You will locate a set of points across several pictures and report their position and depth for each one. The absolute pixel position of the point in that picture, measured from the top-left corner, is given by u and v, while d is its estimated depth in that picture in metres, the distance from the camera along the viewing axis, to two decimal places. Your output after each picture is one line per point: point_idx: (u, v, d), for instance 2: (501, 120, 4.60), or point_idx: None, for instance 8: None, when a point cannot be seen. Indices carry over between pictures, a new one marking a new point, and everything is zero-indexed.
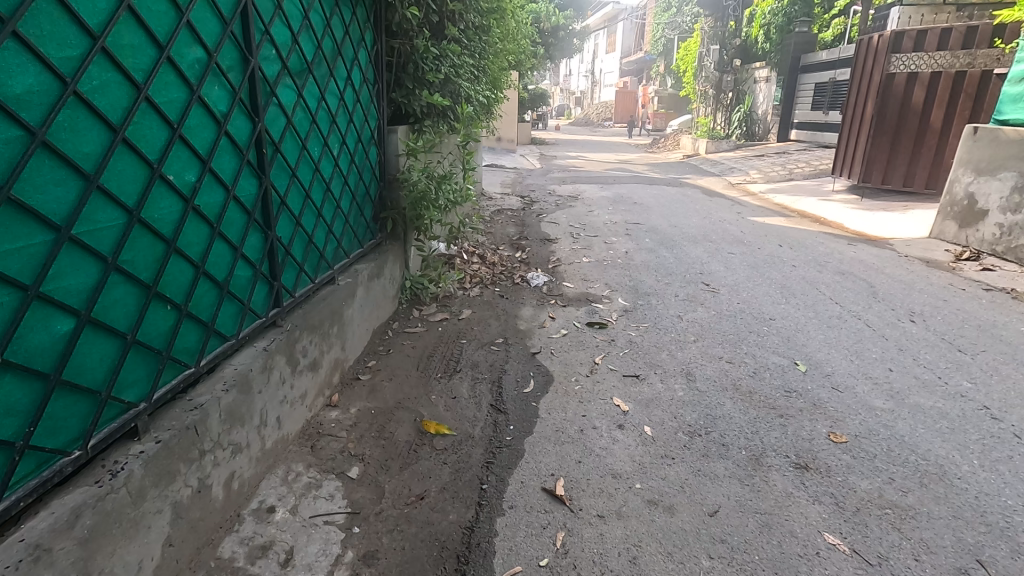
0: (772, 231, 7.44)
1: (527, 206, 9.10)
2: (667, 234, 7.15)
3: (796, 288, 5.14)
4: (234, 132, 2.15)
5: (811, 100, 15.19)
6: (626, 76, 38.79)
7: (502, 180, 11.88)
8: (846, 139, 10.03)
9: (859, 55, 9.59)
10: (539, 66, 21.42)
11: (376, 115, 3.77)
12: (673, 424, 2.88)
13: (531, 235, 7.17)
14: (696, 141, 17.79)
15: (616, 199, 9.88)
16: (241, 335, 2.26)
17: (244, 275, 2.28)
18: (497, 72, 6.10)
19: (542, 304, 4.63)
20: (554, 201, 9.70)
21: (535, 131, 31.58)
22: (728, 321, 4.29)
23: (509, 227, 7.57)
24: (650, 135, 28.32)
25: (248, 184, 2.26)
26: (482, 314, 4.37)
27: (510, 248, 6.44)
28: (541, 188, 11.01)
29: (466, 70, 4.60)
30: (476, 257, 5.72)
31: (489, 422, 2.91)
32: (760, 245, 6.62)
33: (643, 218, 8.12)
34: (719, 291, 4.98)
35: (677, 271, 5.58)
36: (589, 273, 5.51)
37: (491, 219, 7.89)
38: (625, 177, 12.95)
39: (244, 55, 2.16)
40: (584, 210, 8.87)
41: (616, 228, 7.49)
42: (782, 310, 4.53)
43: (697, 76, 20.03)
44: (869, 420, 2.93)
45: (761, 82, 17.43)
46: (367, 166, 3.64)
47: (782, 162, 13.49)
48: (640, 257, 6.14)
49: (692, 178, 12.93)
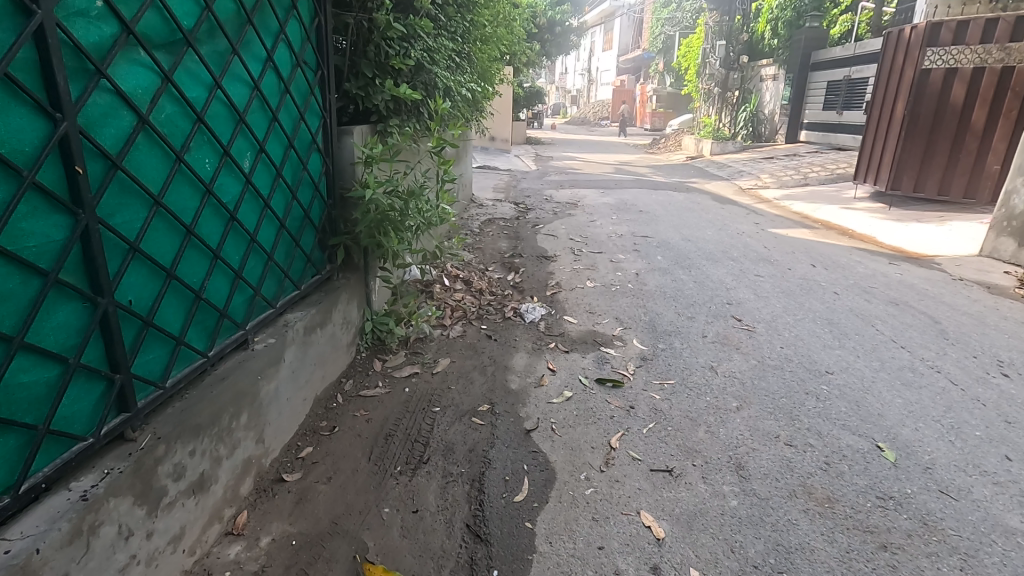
0: (799, 247, 6.56)
1: (521, 215, 8.19)
2: (682, 251, 6.25)
3: (846, 324, 4.24)
4: (5, 137, 1.24)
5: (824, 99, 14.31)
6: (624, 75, 37.89)
7: (496, 183, 10.97)
8: (871, 142, 9.16)
9: (887, 49, 8.71)
10: (534, 63, 20.52)
11: (319, 111, 2.84)
12: (731, 565, 2.00)
13: (525, 250, 6.26)
14: (699, 143, 16.92)
15: (618, 206, 8.98)
16: (21, 486, 1.32)
17: (37, 379, 1.35)
18: (485, 63, 5.18)
19: (540, 351, 3.70)
20: (551, 208, 8.79)
21: (531, 130, 30.67)
22: (774, 375, 3.39)
23: (501, 240, 6.65)
24: (649, 135, 27.45)
25: (43, 227, 1.34)
26: (464, 367, 3.44)
27: (501, 269, 5.51)
28: (537, 193, 10.11)
29: (445, 56, 3.67)
30: (459, 282, 4.79)
31: (462, 562, 2.01)
32: (790, 265, 5.73)
33: (651, 230, 7.23)
34: (755, 330, 4.08)
35: (699, 300, 4.68)
36: (596, 302, 4.62)
37: (480, 231, 6.96)
38: (627, 181, 12.07)
39: (23, 5, 1.25)
40: (585, 219, 7.96)
41: (622, 243, 6.58)
42: (838, 357, 3.63)
43: (700, 74, 19.17)
44: (1011, 557, 2.04)
45: (768, 80, 16.59)
46: (304, 181, 2.71)
47: (795, 165, 12.61)
48: (653, 280, 5.24)
49: (699, 181, 12.06)
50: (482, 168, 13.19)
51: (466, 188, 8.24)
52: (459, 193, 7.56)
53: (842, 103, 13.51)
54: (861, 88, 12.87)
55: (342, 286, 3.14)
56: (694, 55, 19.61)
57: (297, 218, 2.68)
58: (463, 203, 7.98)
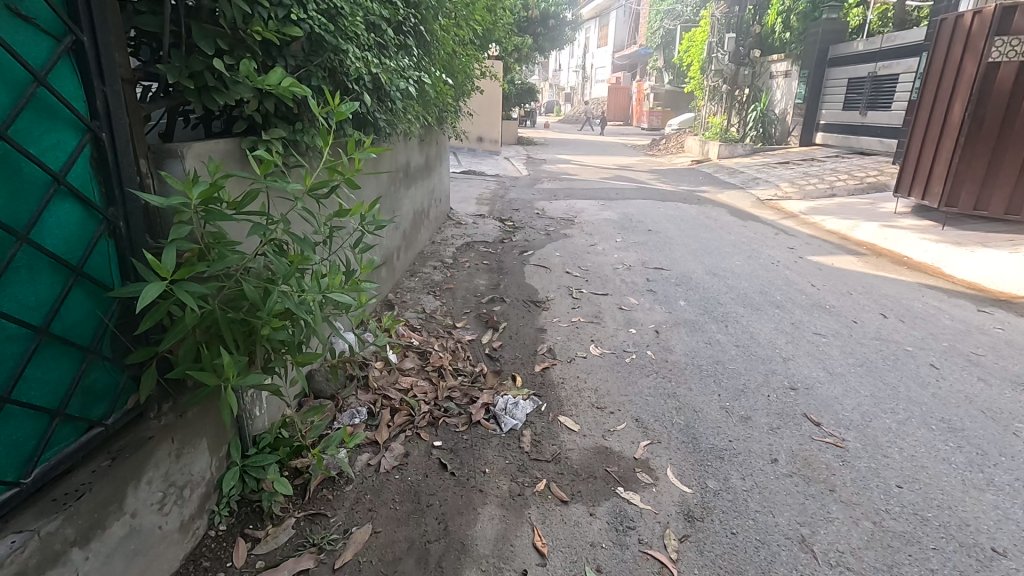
0: (856, 285, 5.22)
1: (507, 236, 6.81)
2: (709, 292, 4.89)
3: (975, 427, 2.90)
4: None
5: (844, 98, 12.99)
6: (621, 72, 36.50)
7: (481, 193, 9.61)
8: (915, 148, 7.83)
9: (941, 39, 7.35)
10: (526, 58, 19.13)
11: (75, 119, 1.43)
12: None
13: (510, 291, 4.90)
14: (705, 145, 15.60)
15: (622, 224, 7.61)
16: None
17: None
18: (447, 47, 3.79)
19: (521, 501, 2.31)
20: (544, 227, 7.43)
21: (524, 129, 29.28)
22: (912, 561, 2.04)
23: (478, 275, 5.27)
24: (648, 134, 26.05)
25: None
26: (390, 550, 2.04)
27: (475, 324, 4.13)
28: (528, 206, 8.74)
29: (366, 25, 2.31)
30: (411, 356, 3.40)
31: None
32: (854, 317, 4.40)
33: (665, 260, 5.88)
34: (846, 447, 2.73)
35: (751, 383, 3.32)
36: (605, 388, 3.26)
37: (453, 261, 5.59)
38: (629, 189, 10.72)
39: None
40: (584, 243, 6.60)
41: (633, 279, 5.22)
42: (997, 512, 2.29)
43: (704, 70, 17.78)
44: None
45: (780, 77, 15.31)
46: (23, 262, 1.32)
47: (816, 171, 11.30)
48: (680, 342, 3.87)
49: (710, 190, 10.72)
50: (467, 174, 11.82)
51: (441, 204, 6.86)
52: (429, 211, 6.20)
53: (866, 102, 12.17)
54: (888, 86, 11.54)
55: (161, 438, 1.74)
56: (696, 50, 18.23)
57: (7, 343, 1.30)
58: (436, 223, 6.59)
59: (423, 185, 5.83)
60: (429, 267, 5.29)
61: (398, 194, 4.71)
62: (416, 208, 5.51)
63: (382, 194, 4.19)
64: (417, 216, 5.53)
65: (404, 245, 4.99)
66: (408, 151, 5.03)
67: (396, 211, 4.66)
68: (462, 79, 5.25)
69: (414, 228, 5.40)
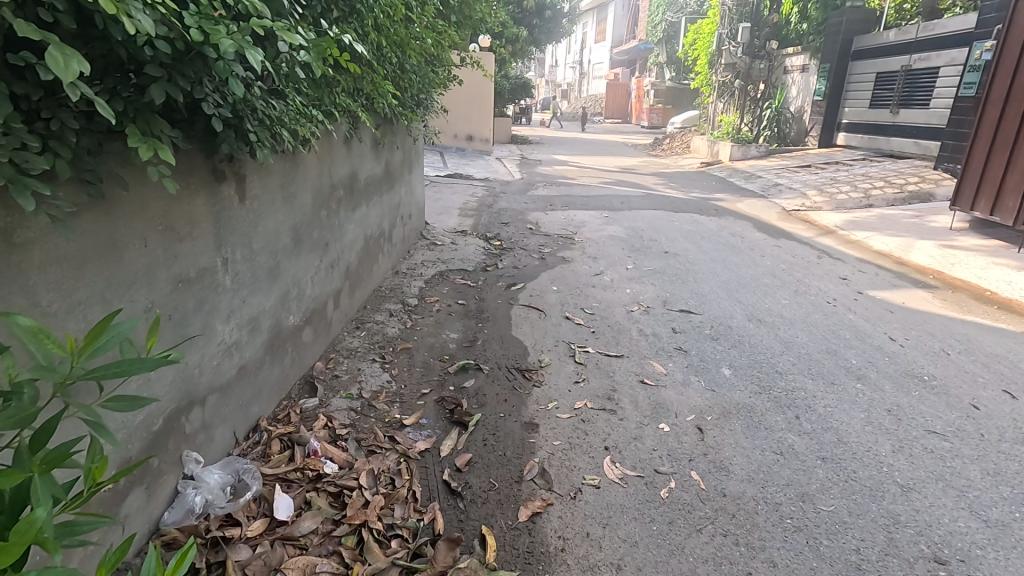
0: (947, 336, 3.96)
1: (492, 261, 5.52)
2: (759, 353, 3.62)
3: None
4: None
5: (871, 94, 11.74)
6: (620, 68, 35.15)
7: (465, 203, 8.30)
8: (979, 154, 6.58)
9: (1016, 22, 6.08)
10: (521, 52, 17.81)
11: None
12: None
13: (489, 351, 3.62)
14: (715, 145, 14.32)
15: (631, 243, 6.33)
16: None
17: None
18: (380, 8, 2.48)
19: None
20: (537, 247, 6.15)
21: (520, 128, 27.98)
22: None
23: (449, 324, 3.99)
24: (650, 133, 24.72)
25: None
26: None
27: (435, 418, 2.81)
28: (519, 220, 7.44)
29: None
30: (318, 504, 2.09)
31: None
32: (970, 398, 3.13)
33: (692, 299, 4.60)
34: None
35: (870, 550, 2.05)
36: (635, 563, 1.97)
37: (418, 302, 4.29)
38: (635, 196, 9.45)
39: None
40: (587, 271, 5.31)
41: (655, 331, 3.94)
42: None
43: (711, 64, 16.50)
44: None
45: (795, 71, 14.05)
46: None
47: (846, 176, 10.05)
48: (738, 452, 2.60)
49: (727, 198, 9.43)
50: (452, 179, 10.50)
51: (410, 221, 5.56)
52: (392, 233, 4.90)
53: (898, 99, 10.90)
54: (924, 81, 10.29)
55: None
56: (703, 42, 16.93)
57: None
58: (403, 247, 5.30)
59: (381, 200, 4.55)
60: (384, 313, 3.98)
61: (333, 220, 3.41)
62: (369, 233, 4.22)
63: (299, 224, 2.90)
64: (370, 243, 4.23)
65: (345, 287, 3.67)
66: (352, 157, 3.72)
67: (330, 244, 3.37)
68: (423, 61, 3.91)
69: (364, 259, 4.10)
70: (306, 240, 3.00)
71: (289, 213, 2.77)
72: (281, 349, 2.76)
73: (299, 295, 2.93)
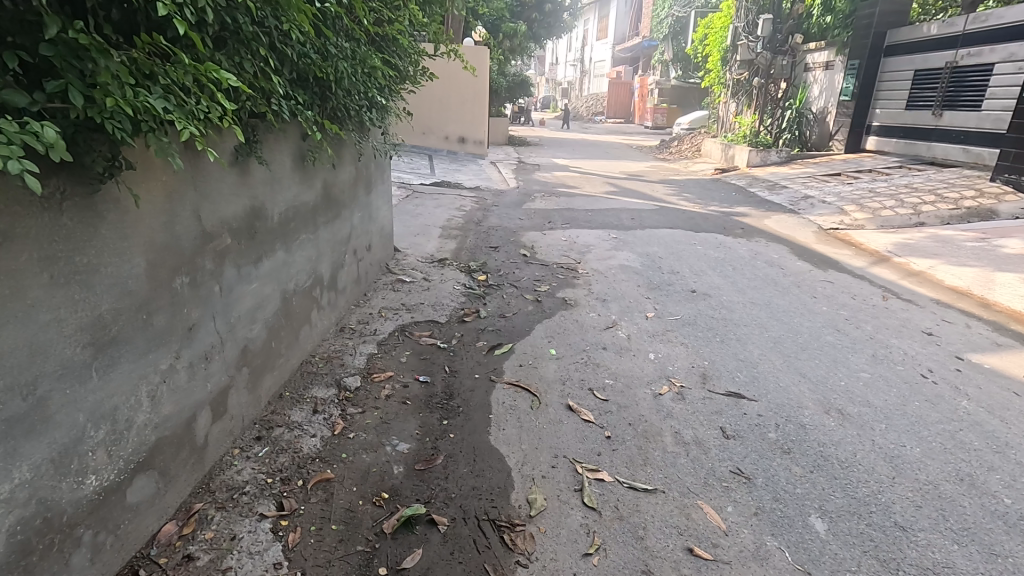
0: None
1: (473, 306, 4.30)
2: (861, 485, 2.41)
3: None
4: None
5: (909, 95, 10.53)
6: (622, 66, 33.98)
7: (449, 220, 7.10)
8: None
9: None
10: (520, 49, 16.64)
11: None
12: None
13: (453, 477, 2.40)
14: (729, 149, 13.12)
15: (648, 277, 5.12)
16: None
17: None
18: None
19: None
20: (533, 282, 4.94)
21: (519, 128, 26.77)
22: None
23: (401, 424, 2.76)
24: (655, 134, 23.65)
25: None
26: None
27: None
28: (512, 242, 6.23)
29: None
30: None
31: None
32: None
33: (739, 372, 3.39)
34: None
35: None
36: None
37: (361, 382, 3.07)
38: (646, 210, 8.25)
39: None
40: (595, 322, 4.09)
41: (697, 437, 2.73)
42: None
43: (724, 61, 15.29)
44: None
45: (818, 69, 12.82)
46: None
47: (886, 187, 8.83)
48: None
49: (752, 213, 8.23)
50: (438, 188, 9.30)
51: (366, 253, 4.34)
52: (334, 278, 3.66)
53: (942, 100, 9.70)
54: (975, 80, 9.10)
55: None
56: (714, 37, 15.69)
57: None
58: (355, 290, 4.07)
59: (316, 237, 3.31)
60: (305, 409, 2.76)
61: (207, 287, 2.19)
62: (291, 290, 2.99)
63: (109, 315, 1.67)
64: (291, 301, 3.00)
65: (235, 380, 2.44)
66: (252, 187, 2.49)
67: (199, 326, 2.14)
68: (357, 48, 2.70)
69: (279, 327, 2.87)
70: (130, 337, 1.77)
71: (77, 304, 1.54)
72: (62, 547, 1.55)
73: (112, 432, 1.71)
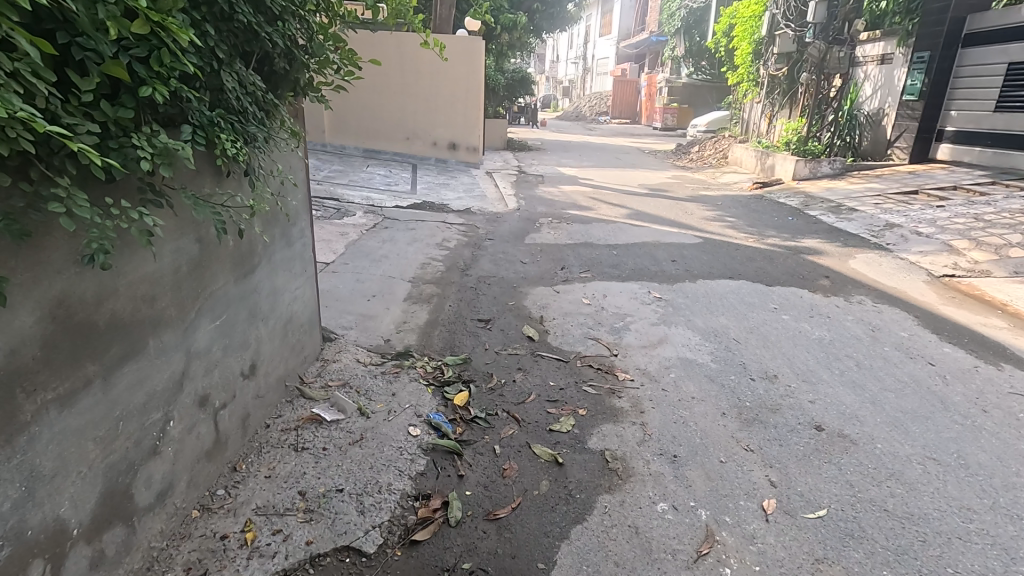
0: None
1: (436, 493, 2.27)
2: None
3: None
4: None
5: (1000, 94, 8.64)
6: (628, 62, 32.00)
7: (424, 266, 5.13)
8: None
9: None
10: (521, 43, 14.60)
11: None
12: None
13: None
14: (767, 158, 11.15)
15: (732, 390, 3.15)
16: None
17: None
18: None
19: None
20: (546, 405, 2.96)
21: (518, 129, 24.77)
22: None
23: None
24: (667, 136, 21.68)
25: None
26: None
27: None
28: (510, 310, 4.24)
29: None
30: None
31: None
32: None
33: None
34: None
35: None
36: None
37: None
38: (687, 245, 6.24)
39: None
40: (671, 539, 2.09)
41: None
42: None
43: (755, 55, 13.35)
44: None
45: (872, 62, 10.89)
46: None
47: (992, 211, 6.87)
48: None
49: (826, 249, 6.28)
50: (418, 212, 7.33)
51: (241, 385, 2.34)
52: (121, 496, 1.67)
53: None
54: None
55: None
56: (742, 28, 13.68)
57: None
58: (200, 477, 2.07)
59: (22, 450, 1.33)
60: None
61: None
62: None
63: None
64: None
65: None
66: None
67: None
68: None
69: None
70: None
71: None
72: None
73: None
